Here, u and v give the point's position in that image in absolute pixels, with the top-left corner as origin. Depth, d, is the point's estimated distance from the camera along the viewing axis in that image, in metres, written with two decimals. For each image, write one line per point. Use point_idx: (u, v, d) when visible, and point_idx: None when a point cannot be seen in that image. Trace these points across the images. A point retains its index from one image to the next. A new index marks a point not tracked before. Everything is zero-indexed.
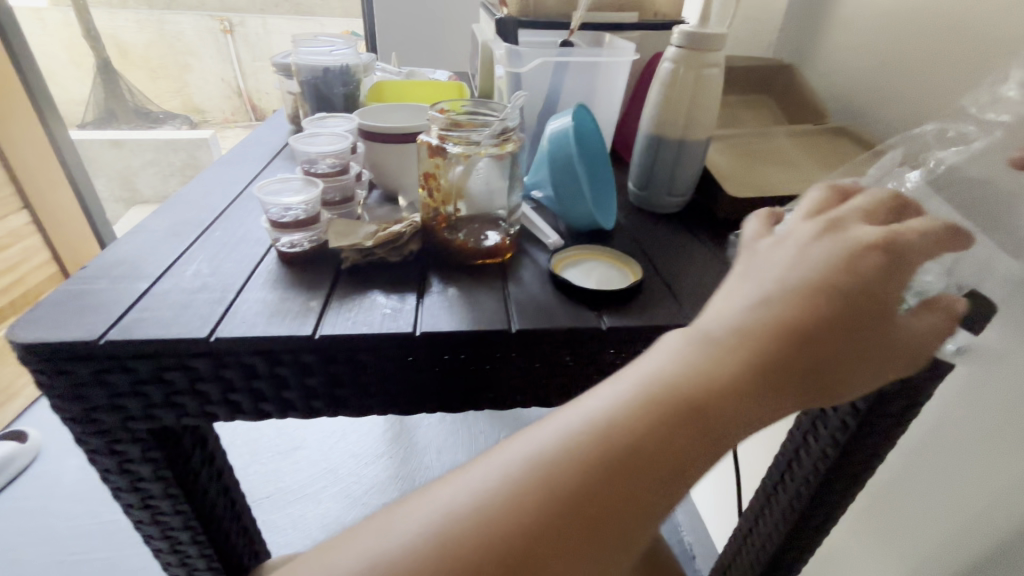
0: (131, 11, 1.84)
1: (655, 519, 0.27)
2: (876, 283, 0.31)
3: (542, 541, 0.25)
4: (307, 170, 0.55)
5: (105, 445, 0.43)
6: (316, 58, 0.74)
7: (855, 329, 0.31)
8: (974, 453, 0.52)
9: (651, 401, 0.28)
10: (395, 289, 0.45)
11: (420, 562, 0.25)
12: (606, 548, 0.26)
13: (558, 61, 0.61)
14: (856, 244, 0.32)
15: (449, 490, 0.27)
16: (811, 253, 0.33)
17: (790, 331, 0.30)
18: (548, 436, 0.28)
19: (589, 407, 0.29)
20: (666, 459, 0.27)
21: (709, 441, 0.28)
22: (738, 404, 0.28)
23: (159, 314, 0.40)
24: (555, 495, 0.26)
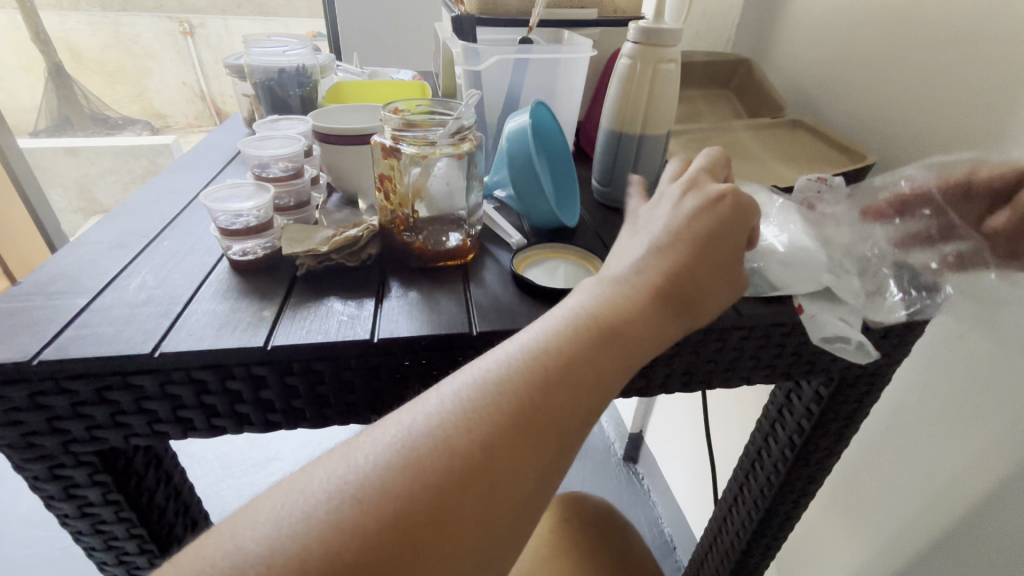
0: (83, 13, 1.71)
1: (546, 468, 0.28)
2: (735, 225, 0.36)
3: (437, 499, 0.25)
4: (258, 174, 0.53)
5: (47, 471, 0.40)
6: (271, 58, 0.71)
7: (721, 269, 0.36)
8: (932, 428, 0.54)
9: (559, 342, 0.31)
10: (352, 295, 0.44)
11: (345, 517, 0.24)
12: (529, 483, 0.27)
13: (517, 58, 0.61)
14: (705, 200, 0.36)
15: (369, 446, 0.27)
16: (678, 208, 0.37)
17: (669, 276, 0.34)
18: (462, 386, 0.29)
19: (499, 354, 0.31)
20: (554, 404, 0.29)
21: (609, 376, 0.31)
22: (632, 340, 0.32)
23: (99, 331, 0.38)
24: (475, 435, 0.27)
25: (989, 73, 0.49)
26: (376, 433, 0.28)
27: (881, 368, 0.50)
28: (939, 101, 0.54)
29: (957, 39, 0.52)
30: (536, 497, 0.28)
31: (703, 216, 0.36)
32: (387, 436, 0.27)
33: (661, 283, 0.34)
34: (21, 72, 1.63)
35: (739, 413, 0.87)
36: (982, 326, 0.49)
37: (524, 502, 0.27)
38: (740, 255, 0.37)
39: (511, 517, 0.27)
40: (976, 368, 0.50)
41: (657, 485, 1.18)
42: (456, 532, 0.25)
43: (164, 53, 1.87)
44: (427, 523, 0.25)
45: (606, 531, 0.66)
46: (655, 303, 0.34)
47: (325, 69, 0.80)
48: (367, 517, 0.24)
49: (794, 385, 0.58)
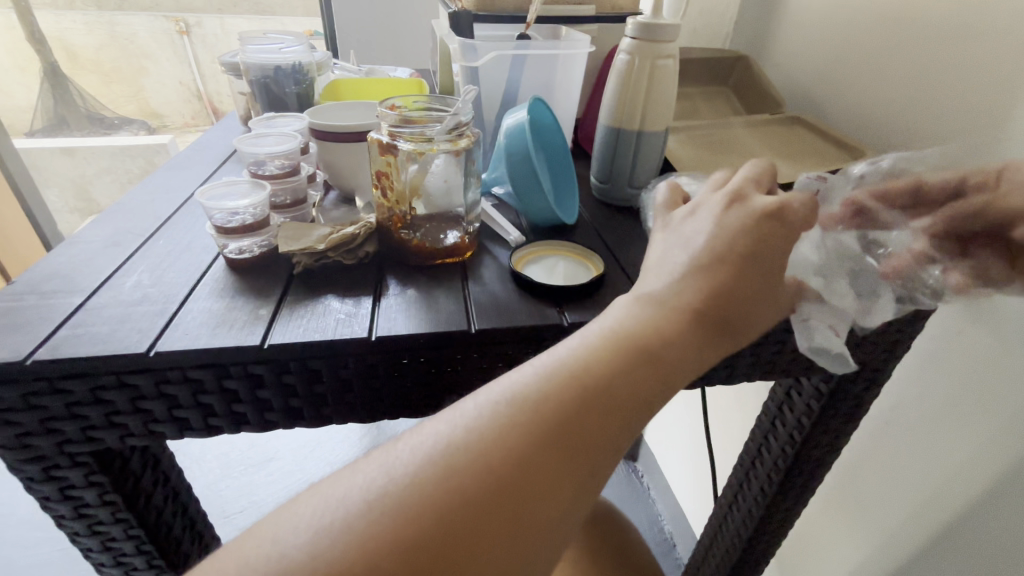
0: (80, 13, 1.70)
1: (577, 487, 0.28)
2: (779, 242, 0.35)
3: (470, 516, 0.25)
4: (254, 172, 0.53)
5: (43, 472, 0.40)
6: (266, 56, 0.71)
7: (763, 285, 0.34)
8: (932, 424, 0.54)
9: (595, 358, 0.30)
10: (350, 293, 0.44)
11: (375, 526, 0.25)
12: (559, 504, 0.27)
13: (514, 54, 0.60)
14: (751, 215, 0.35)
15: (400, 454, 0.27)
16: (721, 220, 0.35)
17: (710, 292, 0.33)
18: (498, 397, 0.29)
19: (537, 368, 0.30)
20: (588, 423, 0.28)
21: (643, 396, 0.30)
22: (669, 359, 0.31)
23: (94, 330, 0.38)
24: (509, 451, 0.27)
25: (987, 68, 0.49)
26: (409, 442, 0.28)
27: (882, 364, 0.50)
28: (937, 96, 0.54)
29: (956, 33, 0.52)
30: (565, 520, 0.27)
31: (748, 232, 0.34)
32: (419, 447, 0.27)
33: (702, 300, 0.33)
34: (16, 72, 1.65)
35: (738, 410, 0.86)
36: (982, 321, 0.49)
37: (554, 523, 0.27)
38: (780, 274, 0.35)
39: (540, 540, 0.26)
40: (977, 364, 0.50)
41: (657, 482, 1.18)
42: (487, 550, 0.25)
43: (161, 52, 1.85)
44: (457, 539, 0.25)
45: (606, 529, 0.65)
46: (694, 320, 0.33)
47: (321, 66, 0.79)
48: (397, 526, 0.25)
49: (794, 382, 0.57)
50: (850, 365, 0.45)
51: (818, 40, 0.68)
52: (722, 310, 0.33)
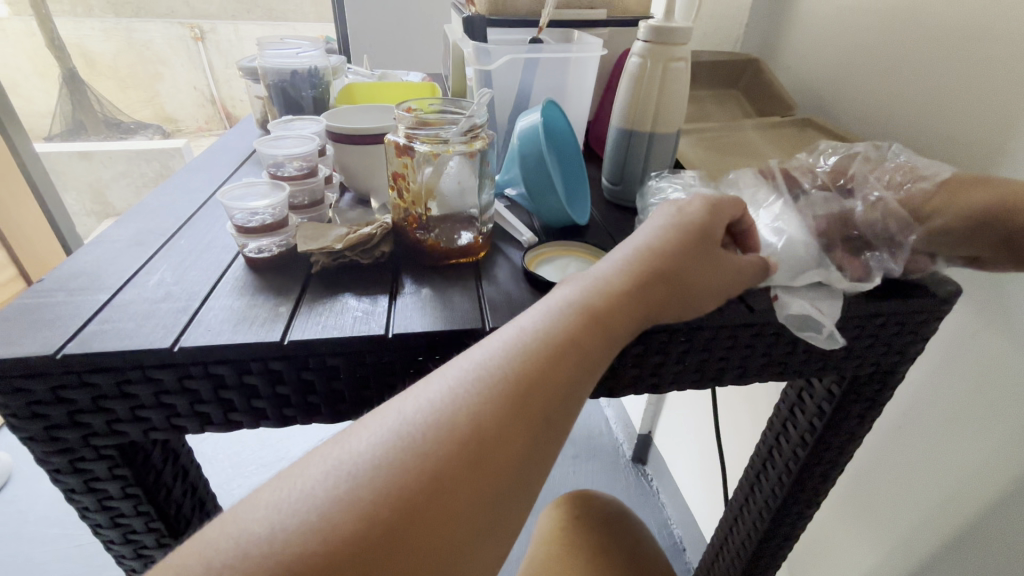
0: (97, 20, 1.76)
1: (537, 445, 0.29)
2: (715, 221, 0.39)
3: (435, 476, 0.26)
4: (273, 173, 0.54)
5: (69, 464, 0.41)
6: (283, 60, 0.72)
7: (711, 258, 0.38)
8: (945, 434, 0.54)
9: (550, 327, 0.31)
10: (366, 292, 0.44)
11: (345, 500, 0.25)
12: (521, 467, 0.28)
13: (528, 57, 0.61)
14: (686, 204, 0.39)
15: (370, 429, 0.28)
16: (657, 212, 0.40)
17: (664, 260, 0.36)
18: (459, 370, 0.30)
19: (494, 340, 0.32)
20: (544, 382, 0.29)
21: (596, 355, 0.32)
22: (620, 325, 0.33)
23: (120, 326, 0.39)
24: (471, 413, 0.28)
25: (999, 68, 0.49)
26: (372, 422, 0.28)
27: (894, 366, 0.50)
28: (949, 99, 0.54)
29: (965, 32, 0.52)
30: (526, 477, 0.28)
31: (683, 214, 0.38)
32: (387, 420, 0.28)
33: (655, 269, 0.35)
34: (37, 78, 1.61)
35: (750, 413, 0.86)
36: (996, 324, 0.49)
37: (518, 483, 0.28)
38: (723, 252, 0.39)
39: (504, 499, 0.27)
40: (990, 366, 0.49)
41: (666, 485, 1.17)
42: (453, 508, 0.26)
43: (175, 59, 1.90)
44: (425, 503, 0.25)
45: (617, 529, 0.66)
46: (645, 288, 0.35)
47: (335, 72, 0.81)
48: (368, 495, 0.25)
49: (806, 384, 0.57)
50: (840, 343, 0.44)
51: (829, 42, 0.69)
52: (670, 278, 0.36)
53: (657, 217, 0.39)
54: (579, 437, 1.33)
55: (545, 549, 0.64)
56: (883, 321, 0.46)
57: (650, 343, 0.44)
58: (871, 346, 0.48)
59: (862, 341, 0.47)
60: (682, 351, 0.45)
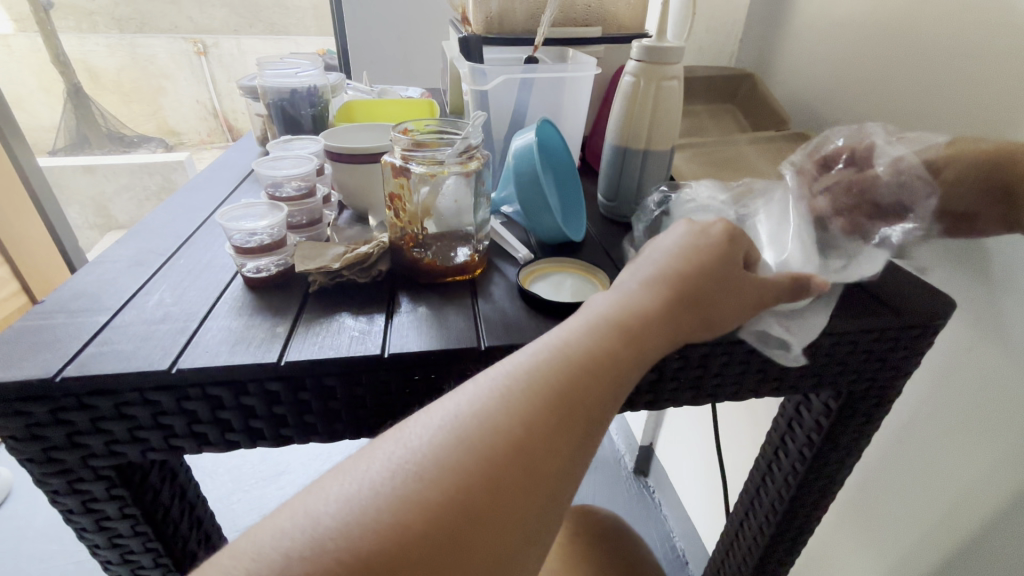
0: (103, 35, 1.75)
1: (577, 453, 0.29)
2: (734, 247, 0.37)
3: (483, 483, 0.26)
4: (271, 194, 0.54)
5: (68, 485, 0.41)
6: (283, 79, 0.73)
7: (739, 278, 0.37)
8: (944, 447, 0.54)
9: (589, 338, 0.32)
10: (363, 311, 0.45)
11: (409, 500, 0.25)
12: (568, 470, 0.29)
13: (523, 77, 0.62)
14: (706, 227, 0.38)
15: (416, 431, 0.28)
16: (673, 231, 0.38)
17: (689, 280, 0.35)
18: (502, 374, 0.30)
19: (535, 347, 0.32)
20: (585, 393, 0.30)
21: (634, 367, 0.32)
22: (655, 339, 0.33)
23: (119, 348, 0.39)
24: (517, 421, 0.28)
25: (990, 83, 0.50)
26: (424, 419, 0.29)
27: (889, 381, 0.50)
28: (943, 113, 0.54)
29: (960, 48, 0.52)
30: (566, 483, 0.29)
31: (701, 238, 0.37)
32: (433, 422, 0.28)
33: (692, 283, 0.35)
34: (42, 94, 1.64)
35: (751, 425, 0.86)
36: (993, 337, 0.49)
37: (564, 487, 0.29)
38: (744, 276, 0.37)
39: (552, 503, 0.28)
40: (987, 382, 0.49)
41: (668, 497, 1.17)
42: (499, 512, 0.26)
43: (179, 73, 1.90)
44: (483, 505, 0.26)
45: (616, 544, 0.65)
46: (677, 306, 0.35)
47: (334, 89, 0.82)
48: (431, 496, 0.25)
49: (803, 398, 0.57)
50: (801, 360, 0.44)
51: (823, 56, 0.69)
52: (697, 299, 0.35)
53: (680, 228, 0.38)
54: None
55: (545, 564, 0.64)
56: (876, 336, 0.46)
57: None
58: (865, 361, 0.48)
59: (855, 357, 0.47)
60: (676, 368, 0.46)
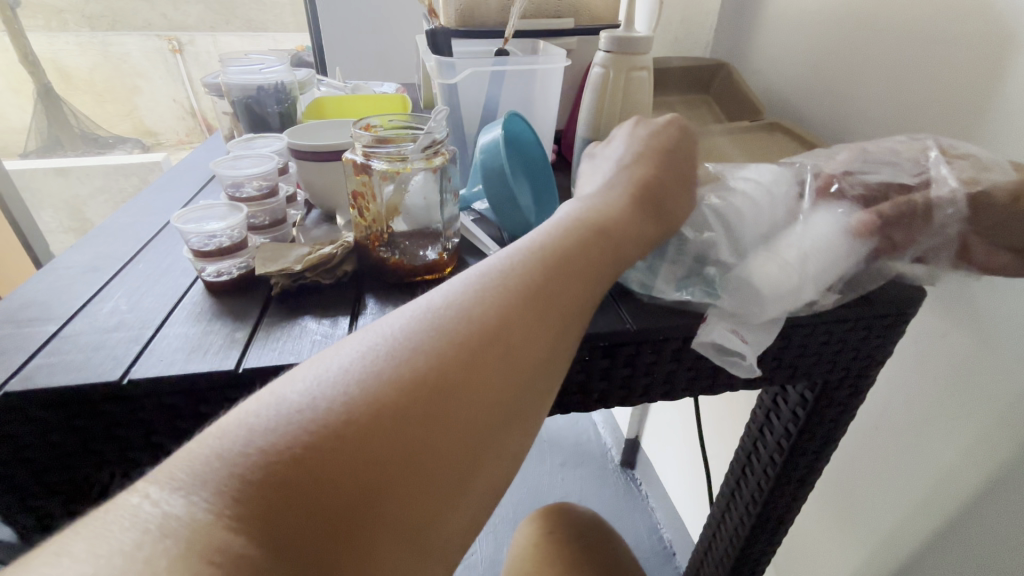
0: (72, 34, 1.58)
1: (551, 337, 0.30)
2: (679, 139, 0.43)
3: (459, 360, 0.27)
4: (232, 194, 0.53)
5: (19, 504, 0.40)
6: (248, 76, 0.71)
7: (686, 166, 0.42)
8: (919, 431, 0.54)
9: (558, 235, 0.34)
10: (327, 314, 0.44)
11: (380, 376, 0.26)
12: (549, 345, 0.30)
13: (493, 70, 0.61)
14: (656, 128, 0.43)
15: (387, 329, 0.29)
16: (633, 135, 0.43)
17: (647, 175, 0.40)
18: (473, 275, 0.32)
19: (507, 250, 0.33)
20: (556, 282, 0.32)
21: (604, 261, 0.34)
22: (624, 235, 0.36)
23: (68, 358, 0.38)
24: (489, 307, 0.29)
25: (963, 71, 0.49)
26: (393, 320, 0.29)
27: (863, 370, 0.50)
28: (917, 100, 0.54)
29: (932, 36, 0.52)
30: (542, 371, 0.29)
31: (655, 136, 0.42)
32: (406, 319, 0.29)
33: (636, 178, 0.40)
34: (10, 94, 1.60)
35: (734, 416, 0.86)
36: (966, 325, 0.49)
37: (537, 381, 0.29)
38: (689, 172, 0.42)
39: (531, 386, 0.29)
40: (961, 365, 0.50)
41: (655, 489, 1.17)
42: (475, 391, 0.27)
43: (154, 72, 1.74)
44: (458, 382, 0.27)
45: (594, 541, 0.65)
46: (638, 203, 0.38)
47: (302, 86, 0.80)
48: (409, 365, 0.26)
49: (780, 389, 0.57)
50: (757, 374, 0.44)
51: (796, 45, 0.69)
52: (655, 193, 0.39)
53: (631, 129, 0.44)
54: (566, 444, 1.32)
55: (526, 563, 0.63)
56: (850, 327, 0.46)
57: (616, 356, 0.44)
58: (840, 351, 0.48)
59: (829, 347, 0.47)
60: (650, 363, 0.45)
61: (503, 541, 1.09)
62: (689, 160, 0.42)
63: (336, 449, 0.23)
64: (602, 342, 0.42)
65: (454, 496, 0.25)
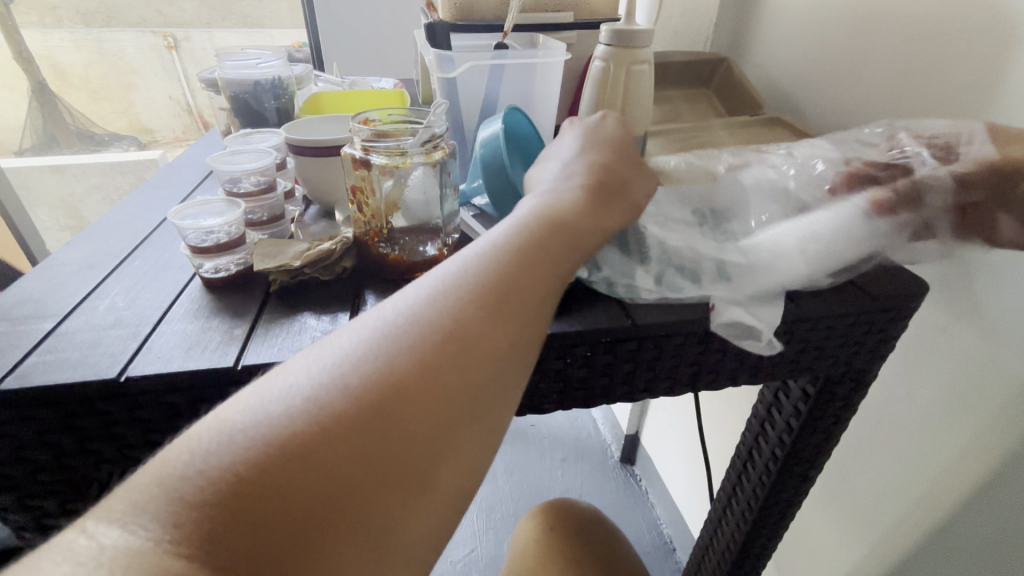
0: (66, 30, 1.57)
1: (505, 341, 0.30)
2: (620, 136, 0.44)
3: (404, 374, 0.26)
4: (230, 190, 0.52)
5: (18, 503, 0.39)
6: (244, 71, 0.70)
7: (630, 159, 0.43)
8: (922, 426, 0.54)
9: (509, 239, 0.34)
10: (326, 310, 0.43)
11: (332, 386, 0.26)
12: (501, 350, 0.29)
13: (492, 64, 0.60)
14: (596, 126, 0.44)
15: (331, 347, 0.28)
16: (574, 133, 0.44)
17: (595, 171, 0.40)
18: (421, 285, 0.31)
19: (455, 258, 0.33)
20: (507, 286, 0.31)
21: (557, 261, 0.34)
22: (578, 235, 0.36)
23: (65, 357, 0.37)
24: (436, 317, 0.29)
25: (965, 64, 0.49)
26: (338, 338, 0.29)
27: (867, 365, 0.50)
28: (919, 94, 0.54)
29: (933, 27, 0.52)
30: (497, 376, 0.29)
31: (595, 135, 0.43)
32: (350, 335, 0.29)
33: (586, 175, 0.40)
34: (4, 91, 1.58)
35: (734, 412, 0.86)
36: (969, 320, 0.49)
37: (492, 387, 0.29)
38: (636, 163, 0.43)
39: (485, 393, 0.28)
40: (962, 359, 0.49)
41: (655, 485, 1.17)
42: (422, 402, 0.26)
43: (149, 68, 1.70)
44: (405, 388, 0.26)
45: (596, 537, 0.65)
46: (591, 202, 0.38)
47: (299, 81, 0.79)
48: (351, 381, 0.26)
49: (782, 384, 0.57)
50: (779, 349, 0.43)
51: (796, 39, 0.69)
52: (607, 189, 0.39)
53: (574, 128, 0.45)
54: (567, 440, 1.32)
55: (528, 559, 0.63)
56: (854, 321, 0.45)
57: (619, 351, 0.43)
58: (843, 346, 0.48)
59: (832, 342, 0.47)
60: (653, 359, 0.45)
61: (503, 538, 1.09)
62: (632, 156, 0.43)
63: (278, 471, 0.23)
64: (605, 337, 0.42)
65: (408, 511, 0.25)
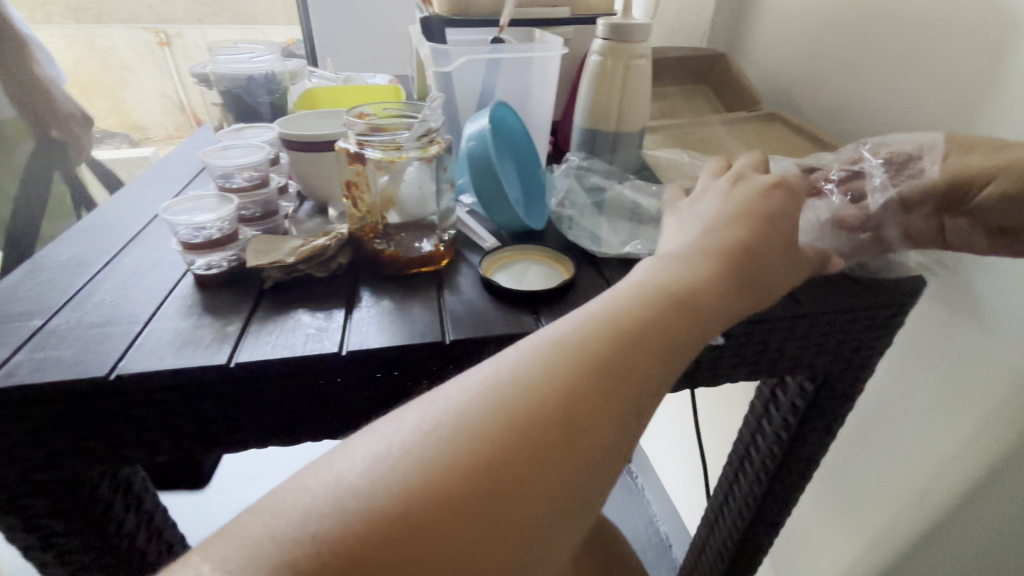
0: (57, 27, 1.53)
1: (616, 434, 0.26)
2: (784, 210, 0.36)
3: (509, 462, 0.23)
4: (223, 185, 0.52)
5: (7, 504, 0.39)
6: (237, 66, 0.70)
7: (786, 244, 0.36)
8: (921, 424, 0.54)
9: (634, 306, 0.29)
10: (322, 307, 0.43)
11: (432, 467, 0.23)
12: (611, 443, 0.26)
13: (489, 58, 0.59)
14: (759, 191, 0.37)
15: (433, 412, 0.25)
16: (727, 197, 0.37)
17: (735, 243, 0.34)
18: (536, 345, 0.28)
19: (574, 317, 0.29)
20: (628, 368, 0.27)
21: (682, 342, 0.29)
22: (704, 309, 0.31)
23: (55, 355, 0.36)
24: (551, 394, 0.25)
25: (962, 59, 0.49)
26: (441, 400, 0.25)
27: (863, 361, 0.50)
28: (916, 89, 0.54)
29: (932, 23, 0.51)
30: (602, 472, 0.26)
31: (750, 198, 0.36)
32: (455, 399, 0.25)
33: (714, 239, 0.34)
34: None
35: (730, 409, 0.86)
36: (969, 316, 0.48)
37: (594, 481, 0.25)
38: (789, 244, 0.36)
39: (586, 488, 0.25)
40: (961, 355, 0.49)
41: (652, 482, 1.17)
42: (526, 499, 0.23)
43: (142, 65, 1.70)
44: (509, 476, 0.23)
45: (594, 534, 0.65)
46: (722, 272, 0.33)
47: (293, 76, 0.78)
48: (455, 463, 0.23)
49: (779, 380, 0.57)
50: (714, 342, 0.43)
51: (793, 34, 0.68)
52: (744, 264, 0.33)
53: (722, 187, 0.38)
54: None
55: None
56: (852, 316, 0.45)
57: None
58: (841, 341, 0.48)
59: (830, 338, 0.47)
60: None
61: None
62: (794, 247, 0.36)
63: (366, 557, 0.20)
64: None
65: None
